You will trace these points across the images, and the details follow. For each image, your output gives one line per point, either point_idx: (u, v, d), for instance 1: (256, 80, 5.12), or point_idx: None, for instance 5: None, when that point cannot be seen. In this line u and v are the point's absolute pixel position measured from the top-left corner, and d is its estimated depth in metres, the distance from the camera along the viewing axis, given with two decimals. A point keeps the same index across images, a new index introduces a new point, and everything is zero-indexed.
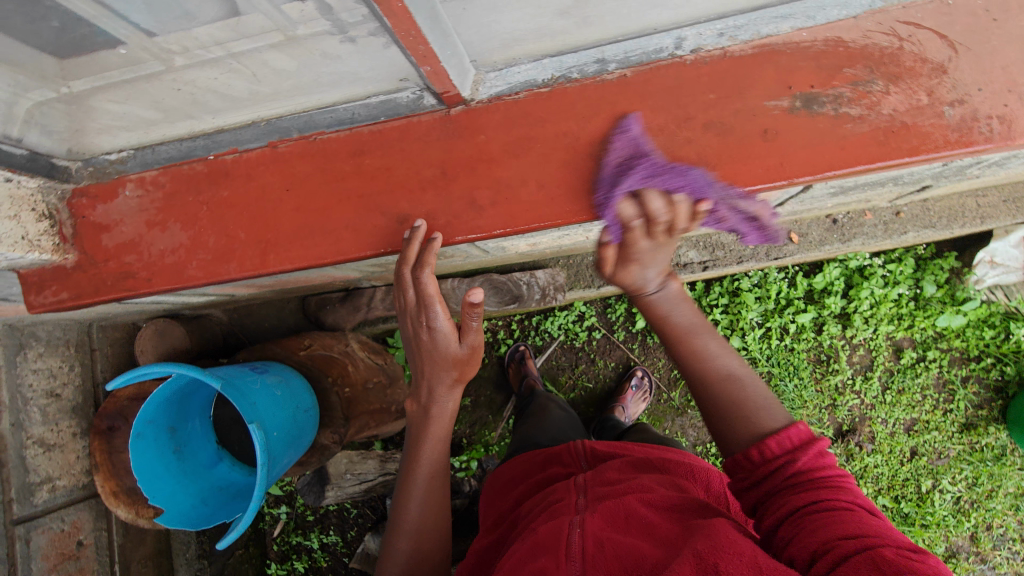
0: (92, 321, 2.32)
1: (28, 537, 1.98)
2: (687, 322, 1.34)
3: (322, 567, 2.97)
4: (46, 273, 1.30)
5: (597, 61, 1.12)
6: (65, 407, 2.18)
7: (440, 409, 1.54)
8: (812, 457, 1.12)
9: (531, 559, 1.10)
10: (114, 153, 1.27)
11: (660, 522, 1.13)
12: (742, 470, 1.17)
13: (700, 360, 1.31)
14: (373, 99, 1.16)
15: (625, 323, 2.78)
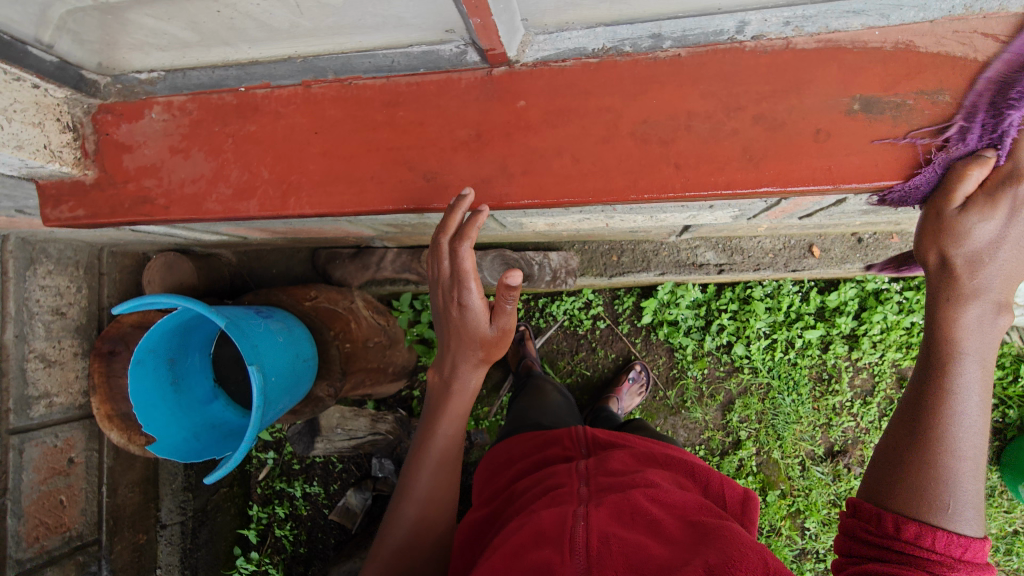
0: (104, 247, 2.33)
1: (21, 447, 2.01)
2: (971, 409, 1.07)
3: (302, 516, 3.02)
4: (64, 186, 1.29)
5: (653, 36, 1.08)
6: (68, 326, 2.20)
7: (463, 386, 1.64)
8: (970, 569, 1.01)
9: (535, 547, 1.11)
10: (144, 72, 1.24)
11: (663, 517, 1.15)
12: (885, 523, 1.06)
13: (940, 441, 1.06)
14: (415, 49, 1.13)
15: (631, 317, 2.77)
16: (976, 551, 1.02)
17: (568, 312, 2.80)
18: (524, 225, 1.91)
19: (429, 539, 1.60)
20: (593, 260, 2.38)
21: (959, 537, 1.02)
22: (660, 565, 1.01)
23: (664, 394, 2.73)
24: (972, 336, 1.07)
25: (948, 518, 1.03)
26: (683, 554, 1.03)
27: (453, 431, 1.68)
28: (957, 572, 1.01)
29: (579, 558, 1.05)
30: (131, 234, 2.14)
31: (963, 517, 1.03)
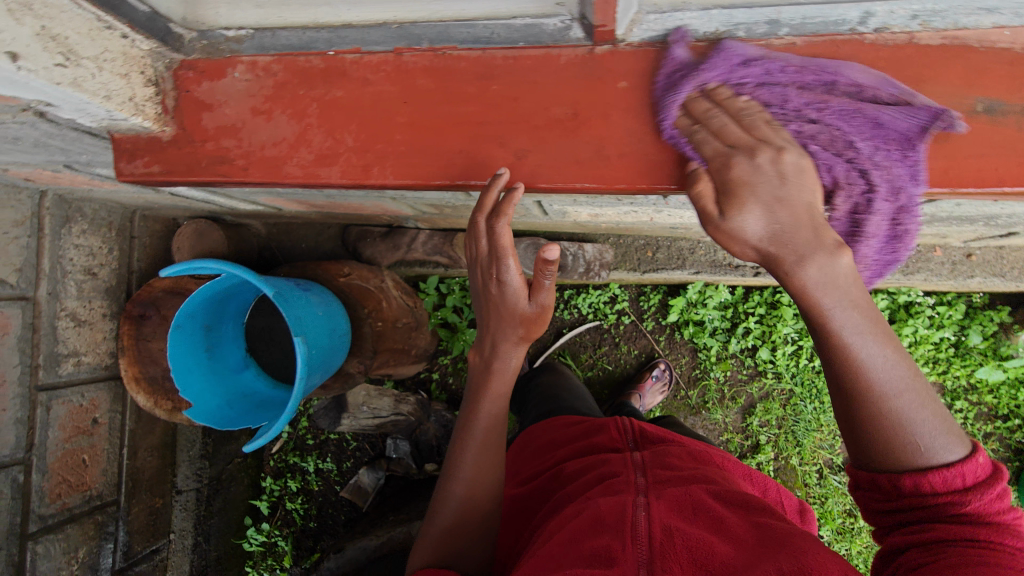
0: (137, 209, 2.31)
1: (48, 404, 2.00)
2: (874, 362, 0.94)
3: (314, 491, 2.98)
4: (140, 142, 1.27)
5: (769, 22, 1.09)
6: (99, 287, 2.19)
7: (503, 366, 1.52)
8: (985, 499, 0.91)
9: (593, 534, 1.15)
10: (232, 30, 1.24)
11: (727, 515, 1.17)
12: (880, 489, 0.98)
13: (875, 413, 0.95)
14: (518, 21, 1.14)
15: (656, 314, 2.75)
16: (972, 474, 0.92)
17: (593, 305, 2.78)
18: (568, 213, 1.88)
19: (479, 522, 1.50)
20: (629, 254, 2.32)
21: (953, 471, 0.92)
22: (725, 560, 1.02)
23: (686, 393, 2.72)
24: (836, 279, 0.93)
25: (930, 458, 0.93)
26: (749, 551, 1.04)
27: (497, 410, 1.56)
28: (971, 508, 0.91)
29: (642, 547, 1.08)
30: (169, 199, 2.12)
31: (947, 449, 0.93)
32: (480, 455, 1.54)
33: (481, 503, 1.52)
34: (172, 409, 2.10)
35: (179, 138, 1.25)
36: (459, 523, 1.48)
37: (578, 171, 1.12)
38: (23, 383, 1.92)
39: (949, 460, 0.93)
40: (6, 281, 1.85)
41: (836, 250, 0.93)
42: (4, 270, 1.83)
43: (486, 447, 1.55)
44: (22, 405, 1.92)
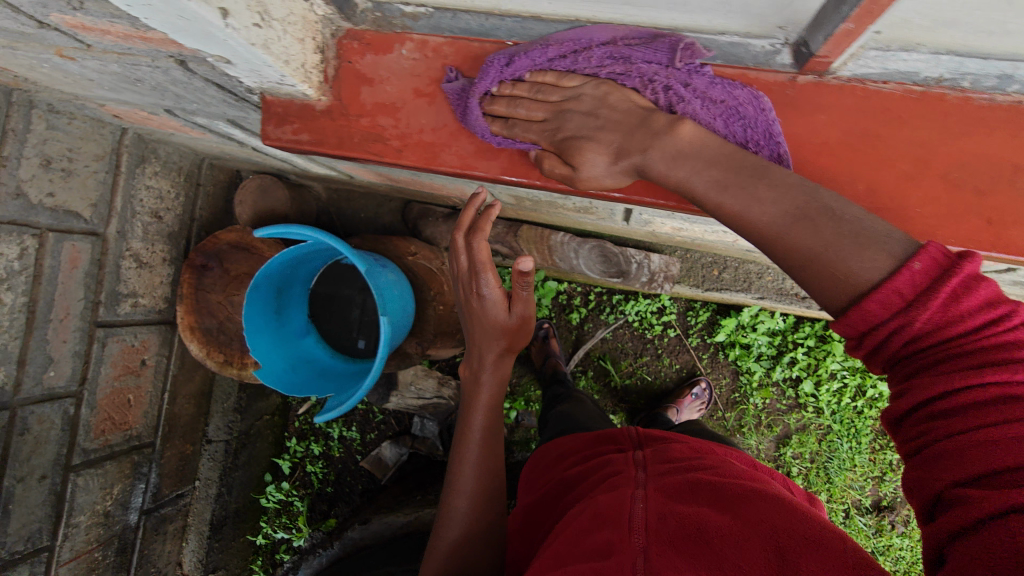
0: (205, 156, 2.30)
1: (104, 341, 2.00)
2: (765, 218, 0.91)
3: (334, 457, 2.97)
4: (293, 106, 1.23)
5: (1002, 74, 0.94)
6: (162, 231, 2.17)
7: (493, 376, 1.55)
8: (933, 311, 0.78)
9: (595, 528, 1.07)
10: (409, 5, 1.11)
11: (728, 486, 1.08)
12: (859, 340, 0.87)
13: (804, 262, 0.88)
14: (724, 38, 1.02)
15: (702, 331, 2.71)
16: (907, 284, 0.80)
17: (640, 313, 2.73)
18: (652, 224, 1.83)
19: (486, 529, 1.46)
20: (693, 270, 2.33)
21: (876, 286, 0.81)
22: (724, 533, 0.93)
23: (722, 414, 2.70)
24: (703, 174, 0.95)
25: (857, 280, 0.83)
26: (749, 519, 0.95)
27: (491, 422, 1.56)
28: (924, 325, 0.79)
29: (639, 537, 0.98)
30: (245, 153, 2.11)
31: (864, 262, 0.83)
32: (479, 467, 1.50)
33: (487, 508, 1.48)
34: (222, 362, 2.06)
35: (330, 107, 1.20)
36: (472, 536, 1.43)
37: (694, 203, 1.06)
38: (85, 317, 1.92)
39: (874, 280, 0.82)
40: (80, 215, 1.82)
41: (789, 220, 0.89)
42: (80, 204, 1.81)
43: (486, 462, 1.52)
44: (81, 339, 1.92)
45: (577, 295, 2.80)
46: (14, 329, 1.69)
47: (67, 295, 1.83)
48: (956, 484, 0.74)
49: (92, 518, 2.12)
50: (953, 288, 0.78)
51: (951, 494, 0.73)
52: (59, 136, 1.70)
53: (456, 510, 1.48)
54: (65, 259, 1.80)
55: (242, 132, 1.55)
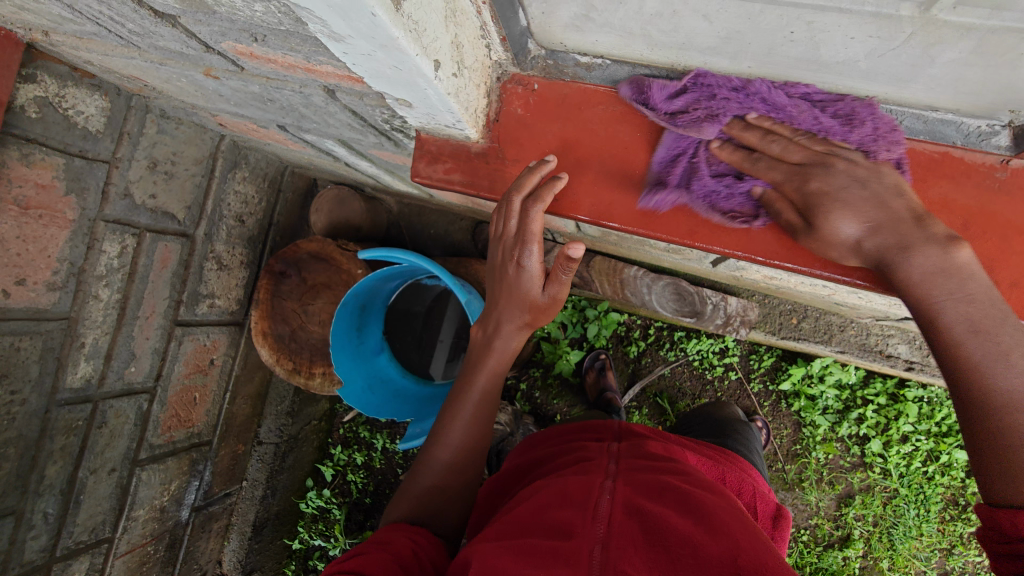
0: (288, 164, 2.34)
1: (181, 340, 2.02)
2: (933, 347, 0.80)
3: (375, 468, 2.84)
4: (447, 145, 1.12)
5: None
6: (243, 236, 2.19)
7: (504, 350, 1.28)
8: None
9: (557, 506, 0.93)
10: (587, 56, 0.97)
11: (698, 493, 0.94)
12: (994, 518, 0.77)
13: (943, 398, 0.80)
14: (936, 115, 0.87)
15: (765, 378, 2.56)
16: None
17: (702, 353, 2.59)
18: (740, 271, 1.74)
19: (457, 490, 1.28)
20: (771, 316, 2.25)
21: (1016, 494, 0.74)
22: (687, 543, 0.80)
23: (782, 467, 2.56)
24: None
25: None
26: (716, 534, 0.82)
27: (491, 389, 1.32)
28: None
29: (602, 525, 0.86)
30: (331, 165, 2.10)
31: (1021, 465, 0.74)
32: (468, 428, 1.30)
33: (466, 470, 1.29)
34: (291, 370, 2.06)
35: (481, 155, 1.09)
36: (439, 492, 1.26)
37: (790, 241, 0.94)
38: (167, 316, 1.95)
39: None
40: (175, 216, 1.86)
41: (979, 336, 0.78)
42: (176, 206, 1.84)
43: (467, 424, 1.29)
44: (161, 337, 1.95)
45: (637, 328, 2.67)
46: (107, 324, 1.73)
47: (155, 294, 1.87)
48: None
49: (150, 513, 2.13)
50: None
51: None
52: (167, 140, 1.76)
53: (436, 463, 1.29)
54: (157, 259, 1.84)
55: (347, 150, 1.56)
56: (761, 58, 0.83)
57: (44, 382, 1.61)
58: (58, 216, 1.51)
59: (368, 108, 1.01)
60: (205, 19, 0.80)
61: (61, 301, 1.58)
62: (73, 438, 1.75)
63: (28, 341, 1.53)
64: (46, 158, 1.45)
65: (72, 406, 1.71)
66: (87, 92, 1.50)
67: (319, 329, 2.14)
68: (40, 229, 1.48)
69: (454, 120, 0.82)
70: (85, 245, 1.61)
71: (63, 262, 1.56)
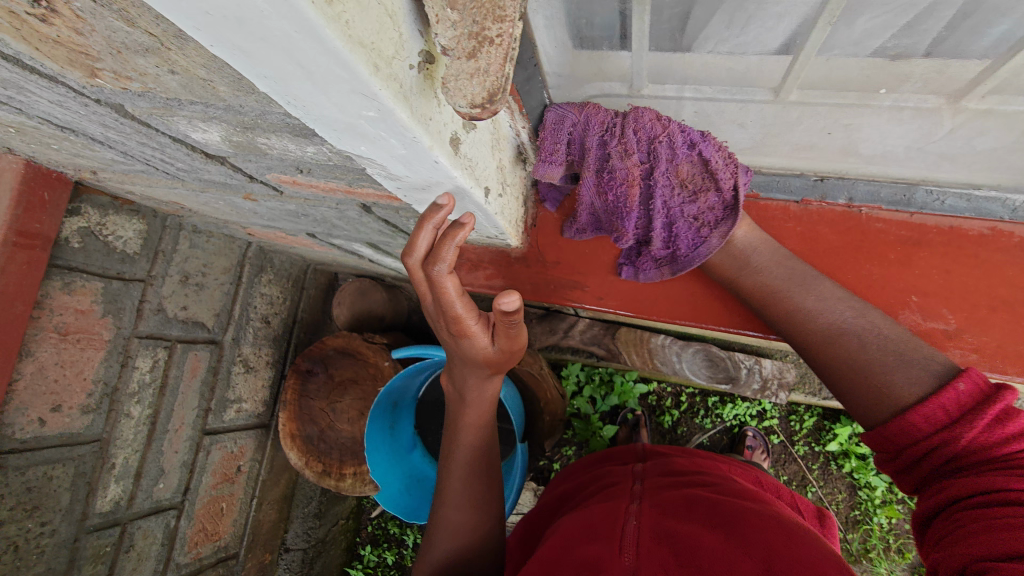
0: (310, 263, 2.38)
1: (209, 449, 1.98)
2: (847, 324, 0.91)
3: (406, 569, 2.66)
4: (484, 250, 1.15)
5: None
6: (268, 336, 2.20)
7: (480, 400, 1.14)
8: (978, 428, 0.74)
9: (582, 542, 0.87)
10: None
11: (733, 507, 0.88)
12: (885, 451, 0.84)
13: (853, 367, 0.88)
14: (977, 194, 0.95)
15: (810, 439, 2.44)
16: (952, 404, 0.77)
17: (739, 417, 2.50)
18: None
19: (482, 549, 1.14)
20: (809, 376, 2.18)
21: (931, 405, 0.78)
22: (721, 554, 0.75)
23: (843, 536, 2.38)
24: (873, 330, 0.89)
25: (899, 394, 0.82)
26: (747, 545, 0.77)
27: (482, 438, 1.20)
28: (968, 442, 0.75)
29: (631, 556, 0.79)
30: (352, 261, 2.16)
31: (911, 379, 0.82)
32: (468, 480, 1.18)
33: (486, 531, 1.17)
34: (321, 473, 1.99)
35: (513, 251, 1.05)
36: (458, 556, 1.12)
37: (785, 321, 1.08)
38: (195, 426, 1.92)
39: (918, 394, 0.81)
40: (205, 324, 1.89)
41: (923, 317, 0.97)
42: (206, 314, 1.88)
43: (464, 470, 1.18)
44: (189, 448, 1.91)
45: (669, 396, 2.57)
46: (137, 441, 1.71)
47: (184, 405, 1.86)
48: (979, 559, 0.63)
49: None
50: (994, 417, 0.75)
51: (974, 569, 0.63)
52: (199, 254, 1.81)
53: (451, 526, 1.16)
54: (187, 370, 1.85)
55: (373, 249, 1.60)
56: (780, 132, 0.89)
57: (74, 510, 1.56)
58: (95, 338, 1.54)
59: (403, 219, 1.04)
60: (254, 159, 0.83)
61: (94, 423, 1.57)
62: (101, 566, 1.67)
63: (61, 468, 1.50)
64: (86, 283, 1.49)
65: (100, 531, 1.65)
66: (126, 217, 1.56)
67: (348, 427, 2.08)
68: (77, 353, 1.50)
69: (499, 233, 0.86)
70: (119, 363, 1.62)
71: (97, 383, 1.57)
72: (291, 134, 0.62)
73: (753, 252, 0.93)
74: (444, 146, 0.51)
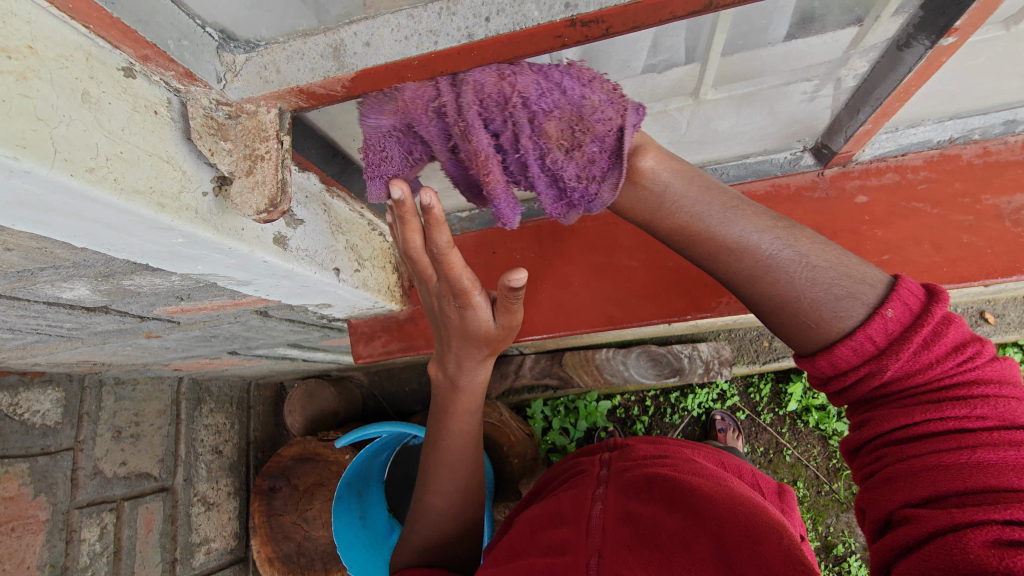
0: (251, 380, 2.31)
1: None
2: (779, 254, 0.63)
3: None
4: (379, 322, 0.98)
5: (1005, 122, 0.77)
6: (224, 465, 2.13)
7: (474, 385, 0.95)
8: (907, 355, 0.58)
9: (552, 526, 0.88)
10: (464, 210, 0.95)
11: (691, 483, 0.86)
12: (812, 375, 0.67)
13: (779, 306, 0.64)
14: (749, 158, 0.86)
15: (773, 406, 2.39)
16: (883, 332, 0.59)
17: (704, 405, 2.44)
18: None
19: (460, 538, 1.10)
20: (745, 347, 2.27)
21: (858, 337, 0.60)
22: (679, 539, 0.73)
23: (831, 488, 2.33)
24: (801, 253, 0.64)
25: (834, 324, 0.62)
26: (702, 522, 0.75)
27: (471, 428, 1.05)
28: (895, 373, 0.59)
29: (596, 533, 0.79)
30: (288, 367, 2.14)
31: (843, 308, 0.61)
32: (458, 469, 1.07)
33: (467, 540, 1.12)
34: None
35: (410, 318, 0.97)
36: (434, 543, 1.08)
37: (660, 314, 0.87)
38: None
39: (858, 320, 0.61)
40: (151, 473, 1.83)
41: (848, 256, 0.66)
42: (149, 462, 1.82)
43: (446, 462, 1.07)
44: None
45: (635, 404, 2.48)
46: None
47: (146, 563, 1.78)
48: (906, 506, 0.57)
49: None
50: (921, 338, 0.59)
51: (903, 522, 0.57)
52: (128, 403, 1.76)
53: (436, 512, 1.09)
54: (141, 525, 1.77)
55: (298, 349, 1.61)
56: None
57: None
58: (31, 521, 1.48)
59: (300, 313, 1.08)
60: (133, 300, 0.87)
61: None
62: None
63: None
64: (10, 468, 1.46)
65: None
66: (39, 390, 1.54)
67: (325, 533, 2.02)
68: (14, 543, 1.43)
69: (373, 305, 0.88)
70: (63, 540, 1.56)
71: (43, 567, 1.50)
72: (144, 272, 0.68)
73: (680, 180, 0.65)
74: (267, 246, 0.58)
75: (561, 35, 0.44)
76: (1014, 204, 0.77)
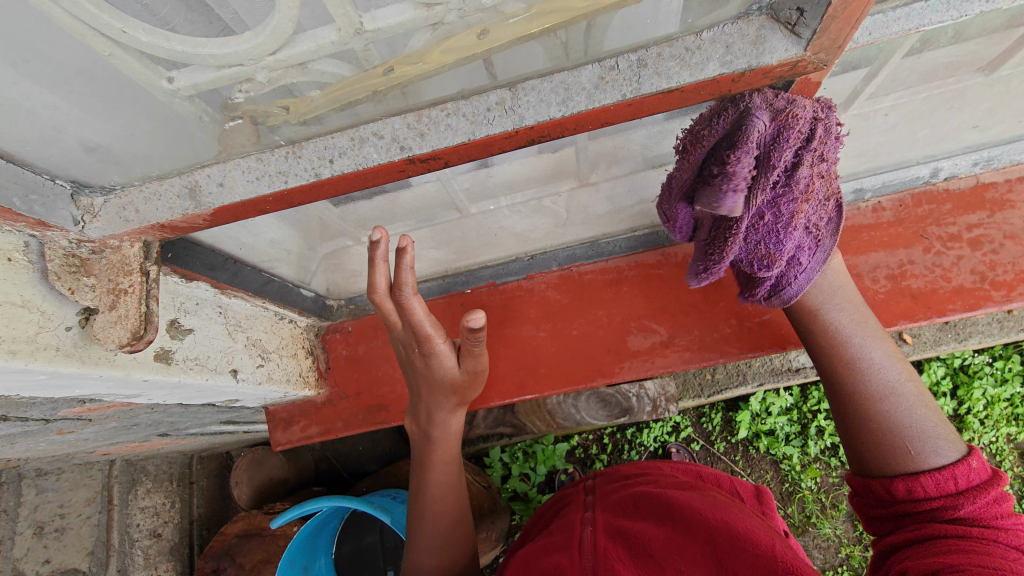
0: (193, 453, 1.99)
1: None
2: (903, 389, 0.73)
3: None
4: (298, 405, 0.97)
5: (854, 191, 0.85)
6: (163, 550, 1.83)
7: (449, 435, 0.91)
8: (983, 503, 0.61)
9: (542, 557, 0.76)
10: None
11: (679, 494, 0.79)
12: (875, 495, 0.69)
13: (885, 426, 0.71)
14: (640, 231, 0.92)
15: (726, 434, 1.92)
16: (967, 477, 0.64)
17: (661, 438, 1.95)
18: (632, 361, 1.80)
19: None
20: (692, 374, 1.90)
21: (944, 473, 0.65)
22: (671, 549, 0.67)
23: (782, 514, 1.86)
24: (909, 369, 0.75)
25: (919, 457, 0.67)
26: (692, 530, 0.69)
27: (452, 480, 0.95)
28: (969, 513, 0.61)
29: (588, 557, 0.69)
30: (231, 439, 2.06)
31: (937, 448, 0.67)
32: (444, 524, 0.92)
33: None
34: None
35: (328, 400, 0.97)
36: None
37: (572, 381, 0.91)
38: None
39: (946, 459, 0.66)
40: (78, 568, 1.58)
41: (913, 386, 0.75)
42: (78, 556, 1.59)
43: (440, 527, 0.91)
44: None
45: (593, 443, 1.99)
46: None
47: None
48: (951, 565, 0.54)
49: None
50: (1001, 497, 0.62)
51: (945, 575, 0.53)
52: (51, 496, 1.56)
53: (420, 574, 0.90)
54: None
55: (234, 423, 1.56)
56: (512, 247, 0.91)
57: None
58: None
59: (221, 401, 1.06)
60: (30, 408, 0.84)
61: None
62: None
63: None
64: None
65: None
66: None
67: None
68: None
69: (284, 394, 0.88)
70: None
71: None
72: None
73: (839, 296, 0.77)
74: (147, 365, 0.59)
75: (404, 169, 0.48)
76: (871, 262, 0.84)
